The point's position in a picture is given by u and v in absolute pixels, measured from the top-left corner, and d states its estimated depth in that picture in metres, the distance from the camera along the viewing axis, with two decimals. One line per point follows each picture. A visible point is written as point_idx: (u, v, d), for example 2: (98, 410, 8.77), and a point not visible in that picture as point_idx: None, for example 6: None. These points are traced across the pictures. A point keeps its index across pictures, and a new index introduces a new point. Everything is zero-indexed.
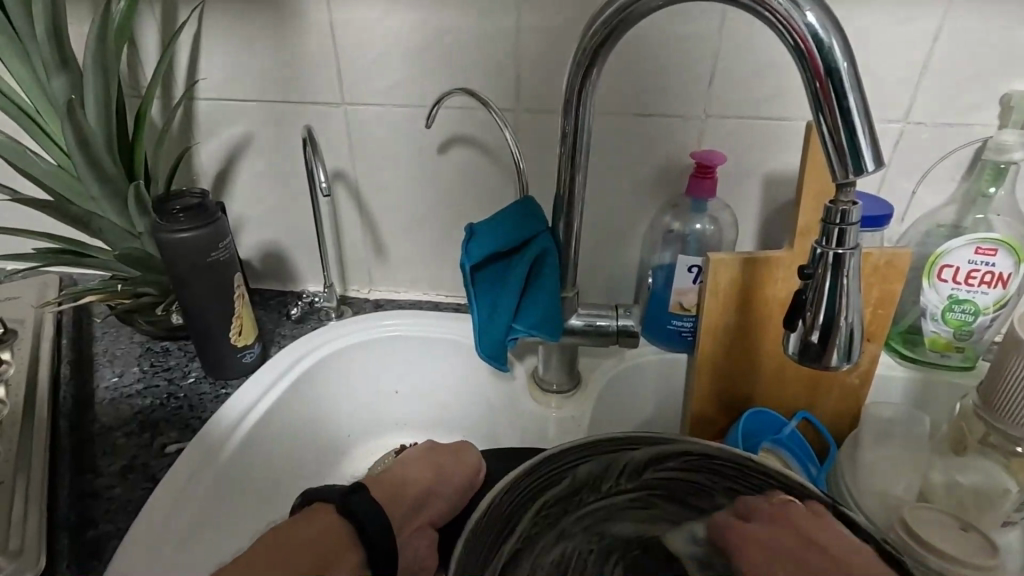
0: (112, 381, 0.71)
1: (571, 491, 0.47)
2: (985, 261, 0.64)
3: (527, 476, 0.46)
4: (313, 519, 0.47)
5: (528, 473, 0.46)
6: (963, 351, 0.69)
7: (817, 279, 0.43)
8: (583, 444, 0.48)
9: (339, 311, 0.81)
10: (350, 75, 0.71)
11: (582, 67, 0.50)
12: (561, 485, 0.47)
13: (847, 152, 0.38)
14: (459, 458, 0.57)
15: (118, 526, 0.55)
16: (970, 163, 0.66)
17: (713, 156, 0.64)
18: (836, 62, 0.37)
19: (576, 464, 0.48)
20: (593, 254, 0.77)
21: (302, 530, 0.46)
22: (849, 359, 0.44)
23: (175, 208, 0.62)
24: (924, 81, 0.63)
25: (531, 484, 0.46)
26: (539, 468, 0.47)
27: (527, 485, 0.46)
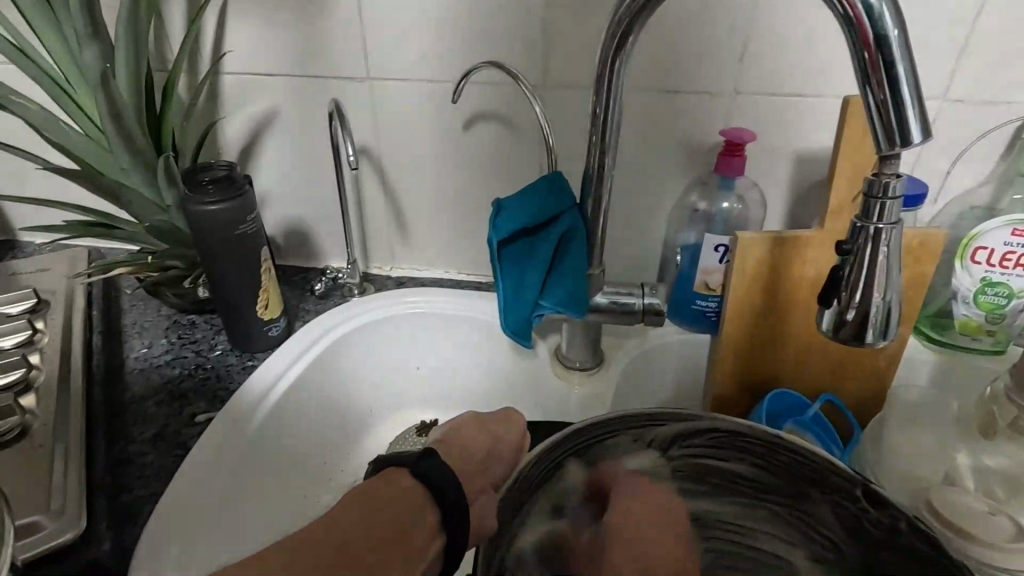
0: (141, 352, 0.72)
1: (597, 465, 0.49)
2: (1022, 243, 0.62)
3: (553, 450, 0.47)
4: (386, 483, 0.41)
5: (554, 447, 0.47)
6: (995, 335, 0.68)
7: (856, 254, 0.42)
8: (608, 420, 0.49)
9: (361, 288, 0.81)
10: (375, 49, 0.70)
11: (617, 37, 0.49)
12: (587, 459, 0.49)
13: (894, 123, 0.37)
14: (510, 423, 0.55)
15: (152, 491, 0.56)
16: (1009, 142, 0.65)
17: (744, 133, 0.63)
18: (886, 28, 0.36)
19: (601, 439, 0.49)
20: (617, 233, 0.77)
21: (372, 499, 0.40)
22: (885, 337, 0.44)
23: (204, 180, 0.62)
24: (965, 56, 0.61)
25: (558, 457, 0.47)
26: (565, 443, 0.48)
27: (554, 460, 0.47)
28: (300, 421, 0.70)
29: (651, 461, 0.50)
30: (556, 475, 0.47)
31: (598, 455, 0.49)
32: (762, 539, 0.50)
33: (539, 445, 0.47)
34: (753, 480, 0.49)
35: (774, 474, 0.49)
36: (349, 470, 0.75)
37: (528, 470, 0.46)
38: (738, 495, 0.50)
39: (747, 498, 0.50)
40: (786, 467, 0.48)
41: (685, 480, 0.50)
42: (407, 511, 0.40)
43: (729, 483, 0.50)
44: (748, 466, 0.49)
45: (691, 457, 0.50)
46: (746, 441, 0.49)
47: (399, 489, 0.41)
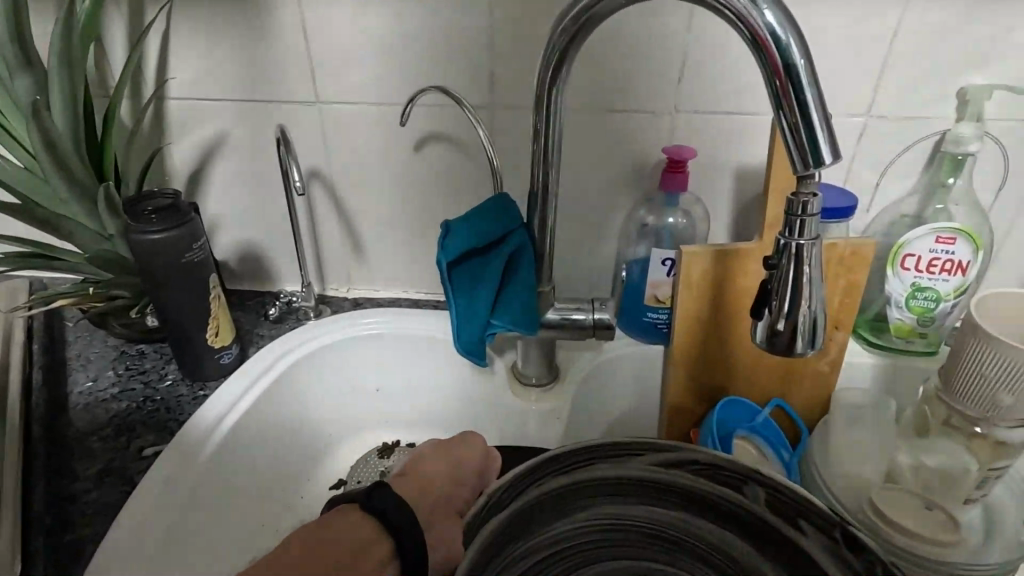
0: (86, 385, 0.70)
1: (573, 494, 0.47)
2: (945, 249, 0.66)
3: (527, 473, 0.47)
4: (340, 516, 0.43)
5: (530, 469, 0.47)
6: (926, 337, 0.72)
7: (781, 269, 0.44)
8: (582, 452, 0.48)
9: (317, 311, 0.81)
10: (322, 73, 0.70)
11: (552, 65, 0.50)
12: (562, 486, 0.47)
13: (807, 146, 0.39)
14: (473, 443, 0.55)
15: (96, 530, 0.55)
16: (930, 155, 0.69)
17: (684, 150, 0.66)
18: (793, 57, 0.38)
19: (579, 466, 0.48)
20: (570, 249, 0.78)
21: (324, 531, 0.42)
22: (814, 345, 0.46)
23: (147, 210, 0.61)
24: (885, 75, 0.65)
25: (535, 480, 0.47)
26: (541, 466, 0.47)
27: (529, 483, 0.47)
28: (253, 450, 0.69)
29: (632, 496, 0.48)
30: (533, 499, 0.46)
31: (576, 481, 0.47)
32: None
33: (517, 466, 0.47)
34: (734, 524, 0.47)
35: (757, 517, 0.46)
36: (308, 497, 0.74)
37: (503, 490, 0.46)
38: (721, 547, 0.47)
39: (721, 559, 0.46)
40: (769, 504, 0.46)
41: (665, 526, 0.47)
42: (357, 542, 0.42)
43: (711, 535, 0.47)
44: (731, 507, 0.47)
45: (672, 495, 0.48)
46: (727, 474, 0.47)
47: (351, 522, 0.43)
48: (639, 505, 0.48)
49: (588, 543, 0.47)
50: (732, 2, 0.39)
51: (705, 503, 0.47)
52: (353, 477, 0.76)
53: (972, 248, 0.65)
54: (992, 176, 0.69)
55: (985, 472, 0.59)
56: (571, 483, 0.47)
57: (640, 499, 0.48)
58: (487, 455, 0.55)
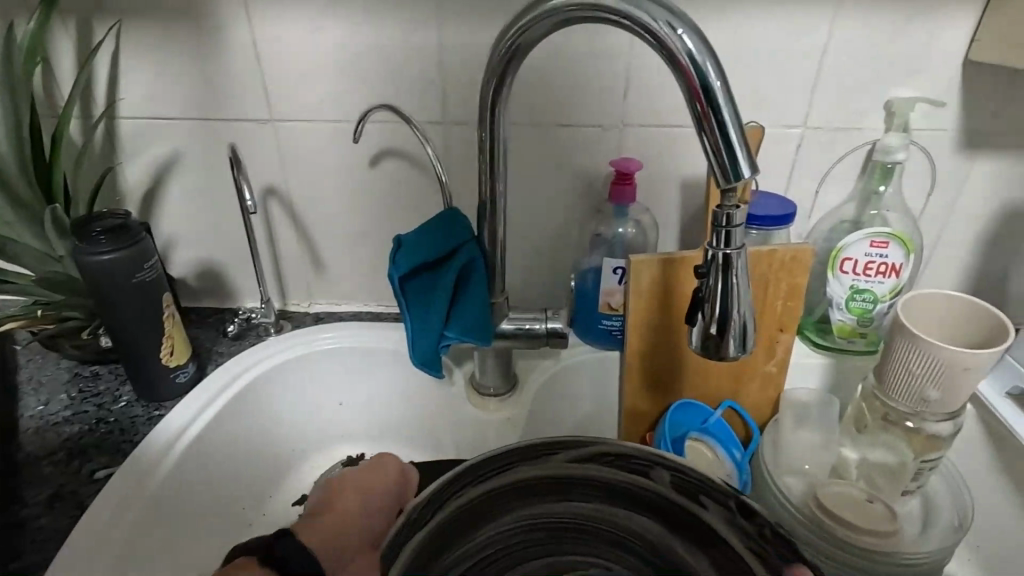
0: (38, 409, 0.69)
1: (493, 502, 0.46)
2: (879, 253, 0.69)
3: (444, 487, 0.46)
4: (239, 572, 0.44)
5: (448, 482, 0.47)
6: (867, 337, 0.75)
7: (712, 277, 0.46)
8: (501, 458, 0.48)
9: (277, 327, 0.81)
10: (276, 92, 0.71)
11: (491, 87, 0.52)
12: (481, 495, 0.46)
13: (727, 161, 0.42)
14: (384, 468, 0.58)
15: (45, 556, 0.54)
16: (863, 163, 0.72)
17: (630, 162, 0.68)
18: (710, 79, 0.41)
19: (496, 471, 0.47)
20: (527, 259, 0.80)
21: None
22: (746, 349, 0.48)
23: (95, 230, 0.61)
24: (817, 89, 0.68)
25: (454, 492, 0.46)
26: (461, 478, 0.47)
27: (447, 495, 0.46)
28: (211, 469, 0.68)
29: (551, 495, 0.46)
30: (454, 509, 0.45)
31: (494, 487, 0.46)
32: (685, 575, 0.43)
33: (432, 484, 0.47)
34: (656, 512, 0.45)
35: (669, 501, 0.46)
36: (270, 514, 0.74)
37: (418, 507, 0.45)
38: (647, 538, 0.44)
39: (650, 552, 0.43)
40: (680, 487, 0.46)
41: (588, 520, 0.45)
42: None
43: (636, 526, 0.44)
44: (648, 492, 0.46)
45: (588, 491, 0.46)
46: (637, 462, 0.47)
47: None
48: (559, 504, 0.46)
49: (511, 553, 0.44)
50: (652, 26, 0.41)
51: (625, 493, 0.46)
52: None
53: (904, 251, 0.69)
54: (921, 183, 0.72)
55: (920, 463, 0.62)
56: (488, 491, 0.46)
57: (560, 497, 0.46)
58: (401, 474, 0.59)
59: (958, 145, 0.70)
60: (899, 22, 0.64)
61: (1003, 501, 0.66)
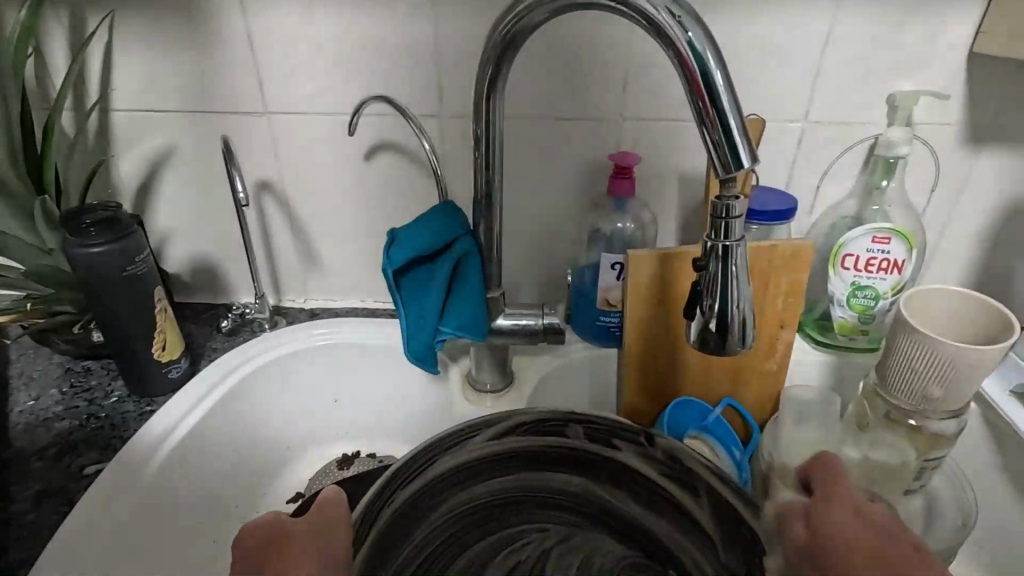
0: (28, 404, 0.68)
1: (423, 499, 0.51)
2: (881, 248, 0.68)
3: (382, 491, 0.50)
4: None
5: (378, 494, 0.50)
6: (868, 334, 0.74)
7: (710, 270, 0.45)
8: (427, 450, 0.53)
9: (273, 322, 0.80)
10: (270, 84, 0.70)
11: (487, 77, 0.51)
12: (411, 496, 0.51)
13: (727, 150, 0.41)
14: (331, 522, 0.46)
15: (30, 553, 0.54)
16: (865, 158, 0.71)
17: (629, 156, 0.67)
18: (710, 68, 0.40)
19: (427, 464, 0.52)
20: (525, 255, 0.79)
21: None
22: (745, 345, 0.47)
23: (86, 223, 0.60)
24: (819, 82, 0.67)
25: (386, 500, 0.50)
26: (389, 483, 0.51)
27: (382, 504, 0.49)
28: (202, 466, 0.67)
29: (479, 474, 0.53)
30: (390, 516, 0.49)
31: (428, 480, 0.51)
32: (608, 504, 0.52)
33: (368, 493, 0.50)
34: (572, 466, 0.53)
35: (582, 450, 0.54)
36: (264, 511, 0.73)
37: (362, 516, 0.48)
38: (567, 489, 0.53)
39: (572, 501, 0.52)
40: (589, 436, 0.55)
41: (512, 490, 0.52)
42: None
43: (554, 482, 0.53)
44: (559, 451, 0.54)
45: (512, 458, 0.53)
46: (549, 423, 0.55)
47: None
48: (483, 482, 0.52)
49: (451, 538, 0.50)
50: (651, 13, 0.41)
51: (541, 457, 0.54)
52: (312, 490, 0.75)
53: (907, 247, 0.68)
54: (924, 178, 0.71)
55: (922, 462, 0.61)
56: (419, 489, 0.51)
57: (482, 477, 0.53)
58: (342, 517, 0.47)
59: (961, 140, 0.69)
60: (902, 13, 0.63)
61: (1009, 499, 0.65)
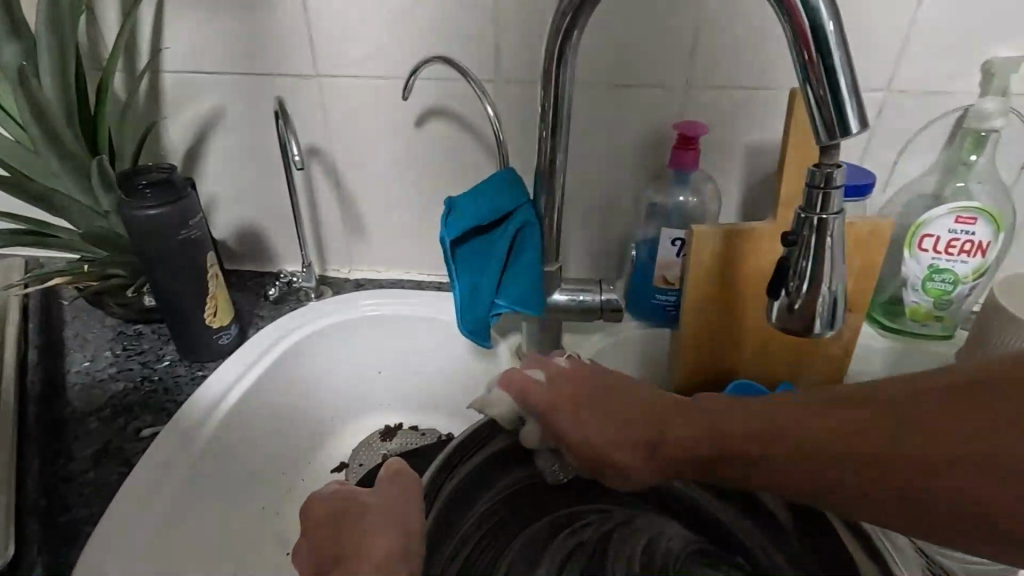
0: (83, 365, 0.69)
1: (485, 472, 0.51)
2: (965, 229, 0.64)
3: (444, 469, 0.49)
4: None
5: (440, 470, 0.48)
6: (943, 320, 0.69)
7: (802, 245, 0.42)
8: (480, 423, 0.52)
9: (318, 292, 0.79)
10: (322, 45, 0.68)
11: (560, 34, 0.48)
12: (472, 468, 0.50)
13: (834, 113, 0.37)
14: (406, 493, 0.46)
15: (92, 511, 0.54)
16: (951, 131, 0.66)
17: (696, 126, 0.63)
18: (822, 20, 0.36)
19: (490, 437, 0.51)
20: (577, 229, 0.77)
21: None
22: (833, 326, 0.44)
23: (141, 184, 0.59)
24: (908, 47, 0.62)
25: (447, 478, 0.49)
26: (451, 459, 0.49)
27: (445, 479, 0.48)
28: (252, 432, 0.68)
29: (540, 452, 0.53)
30: (450, 493, 0.48)
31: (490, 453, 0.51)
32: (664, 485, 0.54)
33: (428, 468, 0.48)
34: None
35: None
36: (310, 479, 0.73)
37: (428, 487, 0.47)
38: None
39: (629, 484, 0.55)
40: None
41: (570, 468, 0.54)
42: None
43: None
44: None
45: None
46: None
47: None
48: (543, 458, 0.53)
49: (507, 514, 0.52)
50: None
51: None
52: (356, 460, 0.75)
53: (993, 228, 0.63)
54: (1015, 154, 0.66)
55: None
56: (477, 464, 0.50)
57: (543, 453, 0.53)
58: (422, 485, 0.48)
59: None
60: None
61: None
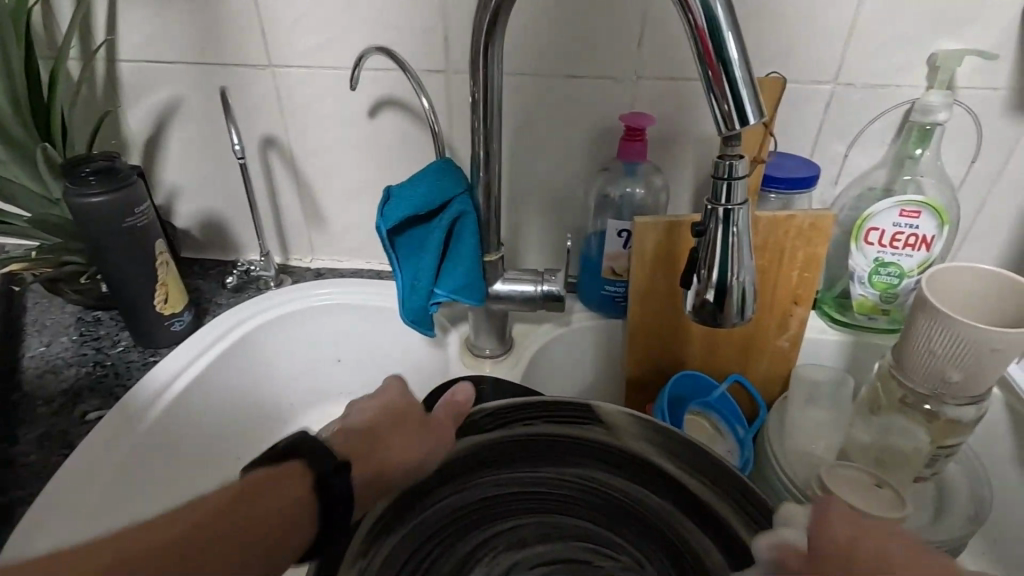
0: (39, 350, 0.70)
1: (522, 450, 0.51)
2: (909, 223, 0.64)
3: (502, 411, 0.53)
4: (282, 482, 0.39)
5: (502, 411, 0.53)
6: (890, 314, 0.70)
7: (710, 235, 0.43)
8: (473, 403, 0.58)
9: (277, 281, 0.80)
10: (273, 35, 0.68)
11: (485, 25, 0.48)
12: (518, 437, 0.52)
13: (731, 106, 0.38)
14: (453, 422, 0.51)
15: (30, 492, 0.55)
16: (899, 124, 0.66)
17: (641, 117, 0.63)
18: (716, 15, 0.36)
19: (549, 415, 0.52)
20: (532, 220, 0.77)
21: (253, 494, 0.38)
22: (745, 316, 0.45)
23: (85, 173, 0.60)
24: (853, 39, 0.62)
25: (503, 422, 0.52)
26: (512, 411, 0.53)
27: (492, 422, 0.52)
28: (203, 418, 0.69)
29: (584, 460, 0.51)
30: (500, 436, 0.52)
31: (542, 431, 0.52)
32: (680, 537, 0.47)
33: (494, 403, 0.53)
34: (671, 499, 0.49)
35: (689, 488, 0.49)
36: None
37: (481, 417, 0.52)
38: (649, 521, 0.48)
39: (646, 529, 0.48)
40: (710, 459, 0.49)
41: (605, 487, 0.50)
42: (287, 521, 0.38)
43: (644, 505, 0.49)
44: (664, 479, 0.50)
45: (625, 460, 0.51)
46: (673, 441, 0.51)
47: (290, 493, 0.39)
48: (584, 466, 0.51)
49: (520, 496, 0.50)
50: None
51: (641, 466, 0.51)
52: None
53: (937, 222, 0.63)
54: (964, 148, 0.66)
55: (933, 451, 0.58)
56: (528, 433, 0.52)
57: (587, 460, 0.51)
58: (469, 414, 0.53)
59: (1009, 106, 0.63)
60: None
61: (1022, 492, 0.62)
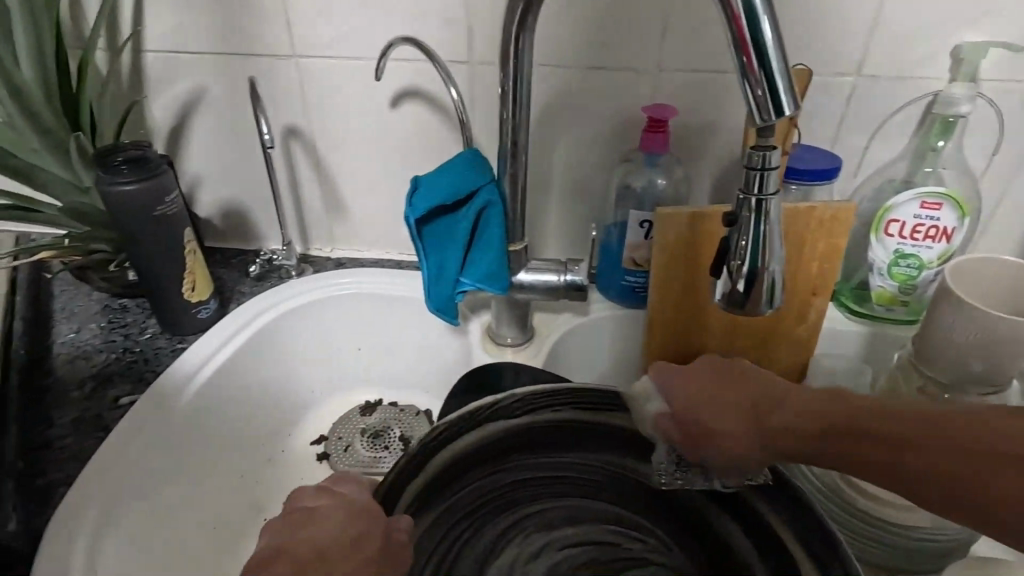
0: (69, 336, 0.71)
1: (549, 436, 0.53)
2: (930, 215, 0.64)
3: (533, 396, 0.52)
4: None
5: (531, 397, 0.52)
6: (908, 305, 0.70)
7: (741, 225, 0.43)
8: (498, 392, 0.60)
9: (299, 270, 0.81)
10: (297, 25, 0.69)
11: (517, 14, 0.49)
12: (546, 424, 0.52)
13: (767, 96, 0.38)
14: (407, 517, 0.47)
15: (67, 474, 0.56)
16: (921, 116, 0.66)
17: (664, 109, 0.64)
18: (755, 6, 0.36)
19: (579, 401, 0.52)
20: (552, 211, 0.78)
21: None
22: (773, 305, 0.45)
23: (118, 161, 0.61)
24: (877, 30, 0.62)
25: (533, 407, 0.52)
26: (541, 398, 0.52)
27: (521, 409, 0.52)
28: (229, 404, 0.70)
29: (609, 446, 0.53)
30: (529, 423, 0.52)
31: (571, 417, 0.53)
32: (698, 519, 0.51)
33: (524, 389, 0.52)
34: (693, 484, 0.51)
35: None
36: (289, 452, 0.76)
37: (510, 403, 0.52)
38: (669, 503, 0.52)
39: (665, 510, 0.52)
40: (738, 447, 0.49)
41: (628, 471, 0.53)
42: None
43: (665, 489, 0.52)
44: None
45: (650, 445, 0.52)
46: None
47: None
48: (608, 451, 0.53)
49: (548, 479, 0.53)
50: None
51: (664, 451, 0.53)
52: (335, 434, 0.78)
53: (958, 214, 0.64)
54: (985, 140, 0.66)
55: None
56: (558, 419, 0.53)
57: (613, 446, 0.53)
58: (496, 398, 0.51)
59: None
60: None
61: None
